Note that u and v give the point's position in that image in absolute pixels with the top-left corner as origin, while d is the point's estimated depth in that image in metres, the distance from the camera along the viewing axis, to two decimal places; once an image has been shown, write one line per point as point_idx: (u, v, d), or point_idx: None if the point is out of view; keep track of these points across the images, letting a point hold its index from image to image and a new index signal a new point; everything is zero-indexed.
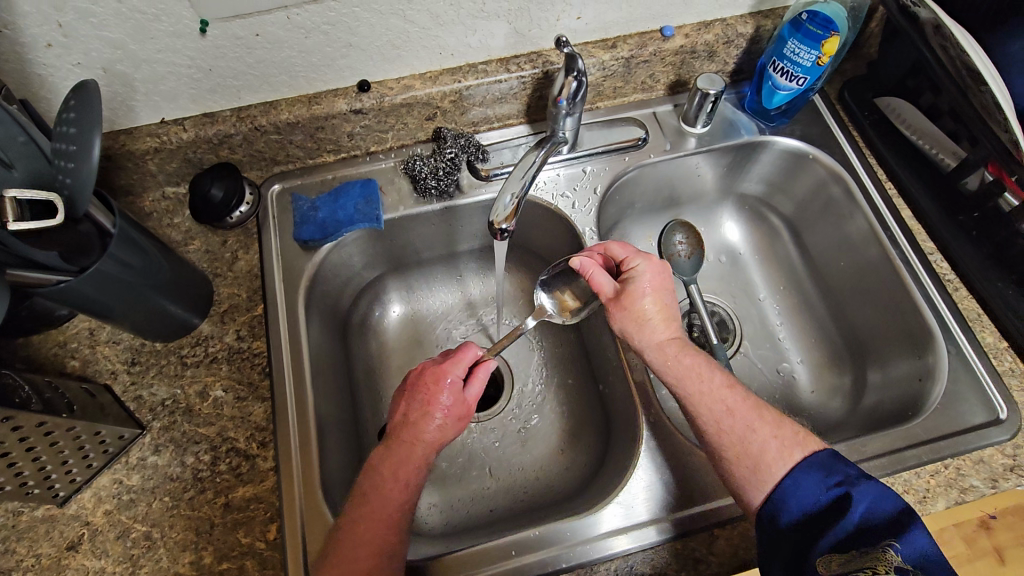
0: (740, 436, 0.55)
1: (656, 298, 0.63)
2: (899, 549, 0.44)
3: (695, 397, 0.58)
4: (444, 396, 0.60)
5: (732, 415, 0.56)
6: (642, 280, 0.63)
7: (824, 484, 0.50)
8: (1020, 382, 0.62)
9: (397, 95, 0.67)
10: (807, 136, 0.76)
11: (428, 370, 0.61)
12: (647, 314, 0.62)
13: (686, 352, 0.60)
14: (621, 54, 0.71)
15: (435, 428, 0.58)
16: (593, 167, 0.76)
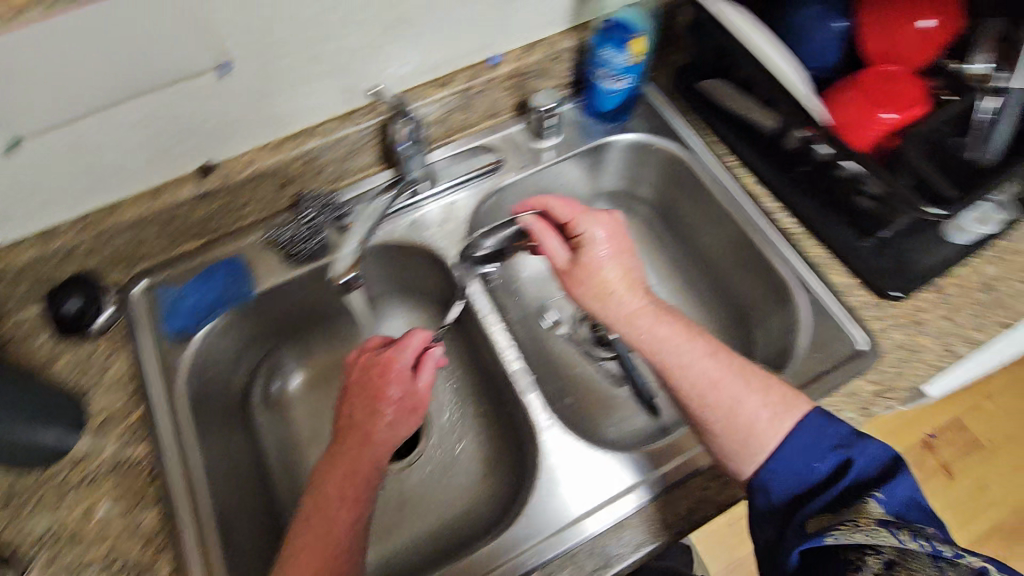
0: (728, 409, 0.60)
1: (614, 261, 0.69)
2: (881, 502, 0.52)
3: (676, 369, 0.63)
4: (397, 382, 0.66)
5: (716, 386, 0.61)
6: (597, 248, 0.69)
7: (821, 452, 0.56)
8: (875, 313, 0.67)
9: (243, 172, 0.68)
10: (649, 129, 0.82)
11: (370, 360, 0.67)
12: (611, 284, 0.68)
13: (660, 320, 0.65)
14: (456, 88, 0.73)
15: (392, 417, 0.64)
16: (456, 198, 0.78)
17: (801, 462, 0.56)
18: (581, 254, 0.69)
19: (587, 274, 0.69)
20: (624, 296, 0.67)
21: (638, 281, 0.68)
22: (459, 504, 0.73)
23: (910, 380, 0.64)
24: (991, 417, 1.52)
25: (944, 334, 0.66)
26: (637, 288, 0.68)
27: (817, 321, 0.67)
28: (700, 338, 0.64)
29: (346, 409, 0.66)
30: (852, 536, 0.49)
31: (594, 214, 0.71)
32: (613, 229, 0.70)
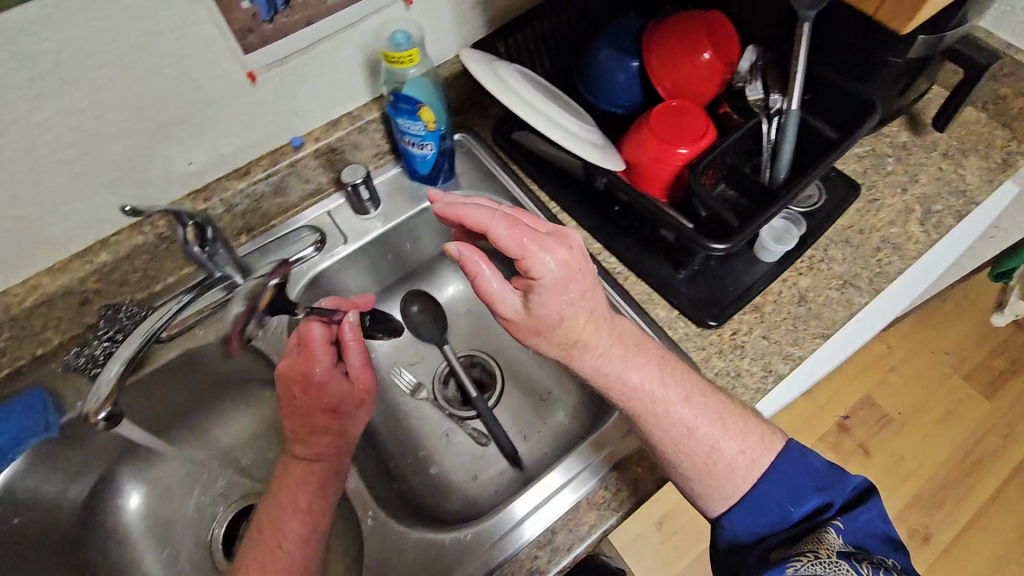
0: (704, 456, 0.60)
1: (580, 307, 0.57)
2: (841, 530, 0.58)
3: (649, 416, 0.60)
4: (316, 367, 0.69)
5: (695, 438, 0.60)
6: (549, 297, 0.56)
7: (798, 500, 0.60)
8: (697, 346, 0.68)
9: (26, 300, 0.64)
10: (474, 186, 0.82)
11: (294, 368, 0.69)
12: (575, 337, 0.58)
13: (635, 366, 0.60)
14: (258, 177, 0.71)
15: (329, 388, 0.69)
16: (271, 290, 0.75)
17: (776, 507, 0.60)
18: (534, 305, 0.56)
19: (552, 322, 0.57)
20: (577, 350, 0.59)
21: (599, 322, 0.59)
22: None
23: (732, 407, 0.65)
24: (896, 390, 1.57)
25: (763, 354, 0.68)
26: (598, 329, 0.59)
27: None
28: (671, 380, 0.61)
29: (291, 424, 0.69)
30: (814, 565, 0.54)
31: (543, 242, 0.56)
32: (569, 266, 0.56)
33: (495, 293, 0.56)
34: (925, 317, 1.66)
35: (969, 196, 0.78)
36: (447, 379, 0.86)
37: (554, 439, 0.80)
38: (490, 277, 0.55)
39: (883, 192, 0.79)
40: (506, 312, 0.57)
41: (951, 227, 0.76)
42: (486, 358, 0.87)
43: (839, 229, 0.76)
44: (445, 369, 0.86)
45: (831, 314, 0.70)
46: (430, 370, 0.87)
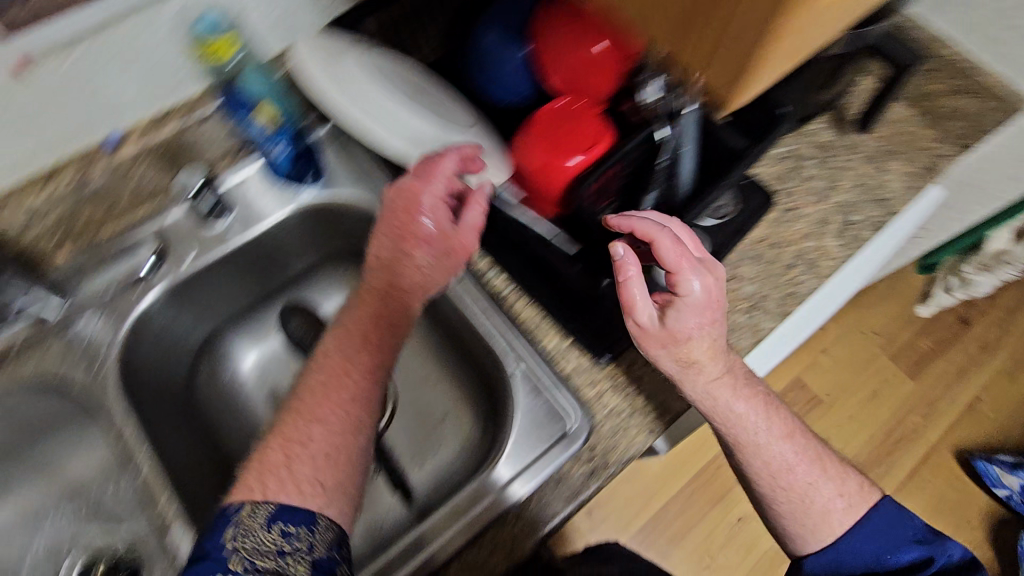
0: (802, 492, 0.59)
1: (711, 327, 0.54)
2: None
3: (748, 448, 0.59)
4: (429, 214, 0.56)
5: (792, 473, 0.59)
6: (683, 315, 0.53)
7: (892, 547, 0.59)
8: (586, 379, 0.62)
9: None
10: (347, 187, 0.71)
11: (409, 196, 0.56)
12: (698, 360, 0.54)
13: (740, 398, 0.57)
14: (67, 182, 0.62)
15: (427, 263, 0.57)
16: (96, 313, 0.63)
17: (873, 551, 0.59)
18: (670, 317, 0.53)
19: (667, 343, 0.53)
20: (706, 364, 0.55)
21: (724, 330, 0.55)
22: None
23: (623, 452, 0.59)
24: (823, 373, 1.58)
25: (660, 389, 0.61)
26: (722, 358, 0.56)
27: (533, 400, 0.60)
28: (775, 415, 0.60)
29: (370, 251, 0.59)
30: None
31: (697, 262, 0.53)
32: (713, 278, 0.54)
33: (633, 307, 0.52)
34: (856, 299, 1.66)
35: (888, 205, 0.73)
36: None
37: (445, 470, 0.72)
38: (637, 287, 0.51)
39: (799, 200, 0.73)
40: (634, 316, 0.53)
41: (867, 241, 0.71)
42: None
43: (750, 244, 0.69)
44: None
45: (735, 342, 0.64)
46: None
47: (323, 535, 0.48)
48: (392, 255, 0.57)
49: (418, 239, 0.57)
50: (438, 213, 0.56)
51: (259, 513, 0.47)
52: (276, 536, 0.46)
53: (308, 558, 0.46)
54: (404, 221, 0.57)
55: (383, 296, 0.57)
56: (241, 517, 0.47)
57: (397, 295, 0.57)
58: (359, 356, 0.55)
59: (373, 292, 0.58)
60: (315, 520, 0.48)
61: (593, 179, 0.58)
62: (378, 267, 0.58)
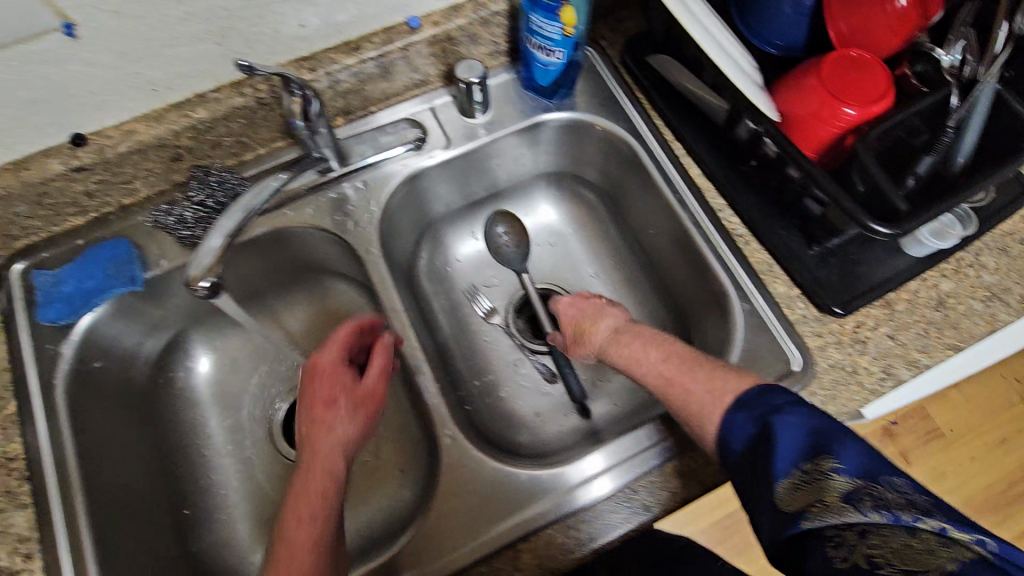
0: (700, 402, 0.51)
1: (626, 347, 0.61)
2: (839, 468, 0.40)
3: (675, 379, 0.55)
4: (340, 392, 0.60)
5: (676, 384, 0.54)
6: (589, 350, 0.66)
7: (749, 419, 0.47)
8: (813, 329, 0.62)
9: (119, 144, 0.61)
10: (592, 107, 0.73)
11: (325, 364, 0.62)
12: (591, 328, 0.66)
13: (655, 347, 0.59)
14: (367, 56, 0.65)
15: (346, 424, 0.59)
16: (365, 182, 0.70)
17: (765, 451, 0.44)
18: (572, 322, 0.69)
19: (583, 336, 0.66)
20: (648, 367, 0.58)
21: (674, 357, 0.57)
22: (375, 502, 0.72)
23: (841, 405, 0.60)
24: None
25: (885, 355, 0.61)
26: (669, 355, 0.57)
27: (752, 338, 0.62)
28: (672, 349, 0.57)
29: (327, 358, 0.62)
30: (819, 514, 0.38)
31: (603, 305, 0.67)
32: (595, 339, 0.65)
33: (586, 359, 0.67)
34: None
35: None
36: (521, 308, 0.83)
37: (628, 394, 0.76)
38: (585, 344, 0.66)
39: None
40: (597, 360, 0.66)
41: None
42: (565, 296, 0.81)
43: (996, 235, 0.67)
44: (519, 297, 0.83)
45: (969, 327, 0.62)
46: (506, 296, 0.83)
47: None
48: (315, 418, 0.58)
49: (332, 361, 0.62)
50: (373, 387, 0.62)
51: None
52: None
53: None
54: (320, 399, 0.60)
55: (309, 464, 0.55)
56: None
57: (329, 458, 0.56)
58: (304, 488, 0.53)
59: (326, 416, 0.58)
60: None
61: (879, 129, 0.57)
62: (310, 417, 0.59)
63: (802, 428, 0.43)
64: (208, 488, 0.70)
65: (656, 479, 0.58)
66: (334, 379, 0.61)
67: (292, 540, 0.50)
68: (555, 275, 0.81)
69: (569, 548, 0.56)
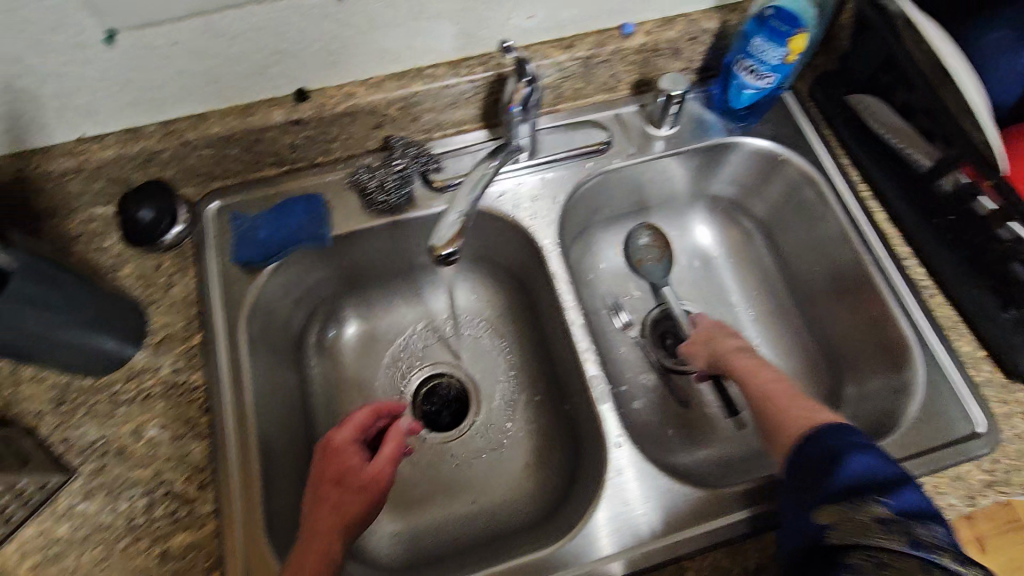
0: (792, 420, 0.52)
1: (742, 360, 0.62)
2: (886, 503, 0.41)
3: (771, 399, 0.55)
4: (351, 473, 0.56)
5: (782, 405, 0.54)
6: (700, 355, 0.67)
7: (842, 442, 0.46)
8: (998, 393, 0.60)
9: (338, 104, 0.62)
10: (778, 136, 0.73)
11: (333, 445, 0.58)
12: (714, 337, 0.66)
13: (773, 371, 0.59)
14: (578, 54, 0.66)
15: (351, 508, 0.54)
16: (552, 175, 0.70)
17: (822, 474, 0.45)
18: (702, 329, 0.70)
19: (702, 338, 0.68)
20: (756, 386, 0.58)
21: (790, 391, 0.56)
22: (461, 506, 0.70)
23: None
24: None
25: None
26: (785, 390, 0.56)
27: (933, 394, 0.60)
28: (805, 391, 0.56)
29: (338, 440, 0.59)
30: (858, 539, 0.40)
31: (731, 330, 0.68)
32: (707, 347, 0.66)
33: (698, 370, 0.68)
34: None
35: None
36: (657, 330, 0.79)
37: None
38: (699, 347, 0.68)
39: None
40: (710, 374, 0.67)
41: None
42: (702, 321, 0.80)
43: None
44: (657, 314, 0.81)
45: None
46: (645, 311, 0.81)
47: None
48: (317, 501, 0.54)
49: (345, 442, 0.59)
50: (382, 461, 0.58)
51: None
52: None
53: None
54: (326, 479, 0.56)
55: (306, 544, 0.51)
56: None
57: (332, 537, 0.51)
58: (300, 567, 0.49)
59: (325, 494, 0.54)
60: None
61: None
62: (316, 496, 0.54)
63: (866, 466, 0.43)
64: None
65: None
66: (343, 457, 0.57)
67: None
68: (698, 298, 0.80)
69: (735, 574, 0.54)
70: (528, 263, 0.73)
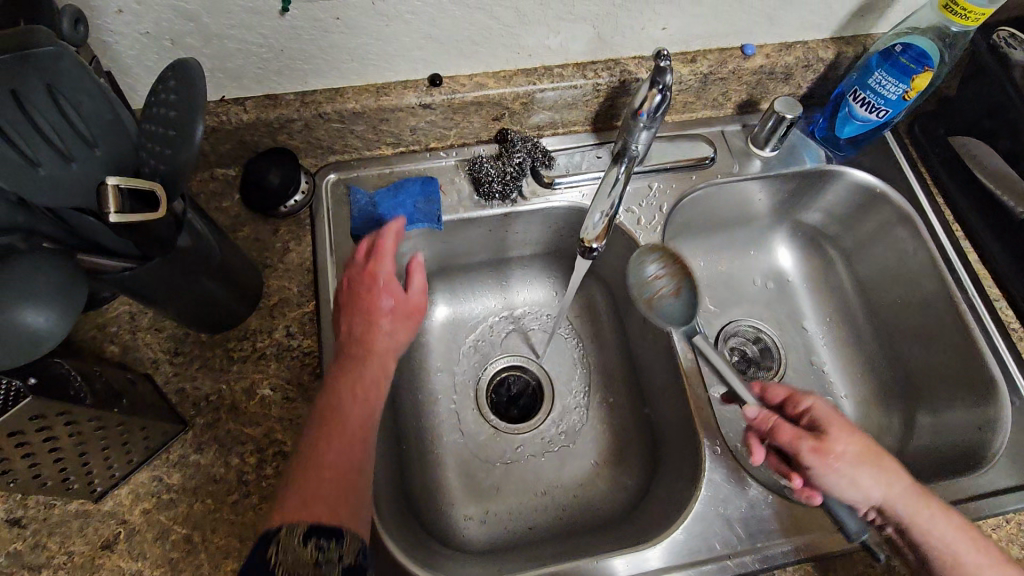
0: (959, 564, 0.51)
1: (946, 521, 0.52)
2: None
3: (934, 538, 0.52)
4: (381, 303, 0.58)
5: (947, 546, 0.51)
6: (872, 488, 0.54)
7: None
8: None
9: (469, 93, 0.64)
10: (875, 169, 0.75)
11: (361, 275, 0.59)
12: (859, 461, 0.54)
13: (930, 506, 0.53)
14: (700, 69, 0.68)
15: (381, 333, 0.58)
16: (660, 183, 0.73)
17: None
18: (825, 439, 0.55)
19: (846, 459, 0.54)
20: (967, 552, 0.51)
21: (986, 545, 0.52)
22: (532, 499, 0.70)
23: None
24: None
25: None
26: (982, 546, 0.52)
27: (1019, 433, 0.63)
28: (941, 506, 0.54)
29: (371, 266, 0.60)
30: None
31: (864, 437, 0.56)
32: (892, 488, 0.54)
33: (850, 497, 0.54)
34: None
35: None
36: (723, 344, 0.80)
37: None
38: (863, 471, 0.54)
39: None
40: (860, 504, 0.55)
41: None
42: (773, 342, 0.81)
43: None
44: (728, 330, 0.81)
45: None
46: (721, 327, 0.81)
47: (348, 548, 0.44)
48: (349, 325, 0.57)
49: (373, 278, 0.59)
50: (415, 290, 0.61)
51: (299, 531, 0.43)
52: (315, 551, 0.43)
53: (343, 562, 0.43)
54: (357, 303, 0.58)
55: (359, 372, 0.55)
56: (281, 542, 0.42)
57: (370, 360, 0.56)
58: (340, 392, 0.53)
59: (372, 331, 0.57)
60: (341, 535, 0.45)
61: None
62: (356, 323, 0.57)
63: None
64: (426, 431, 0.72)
65: None
66: (372, 282, 0.59)
67: (336, 423, 0.51)
68: (772, 317, 0.82)
69: None
70: (621, 266, 0.74)
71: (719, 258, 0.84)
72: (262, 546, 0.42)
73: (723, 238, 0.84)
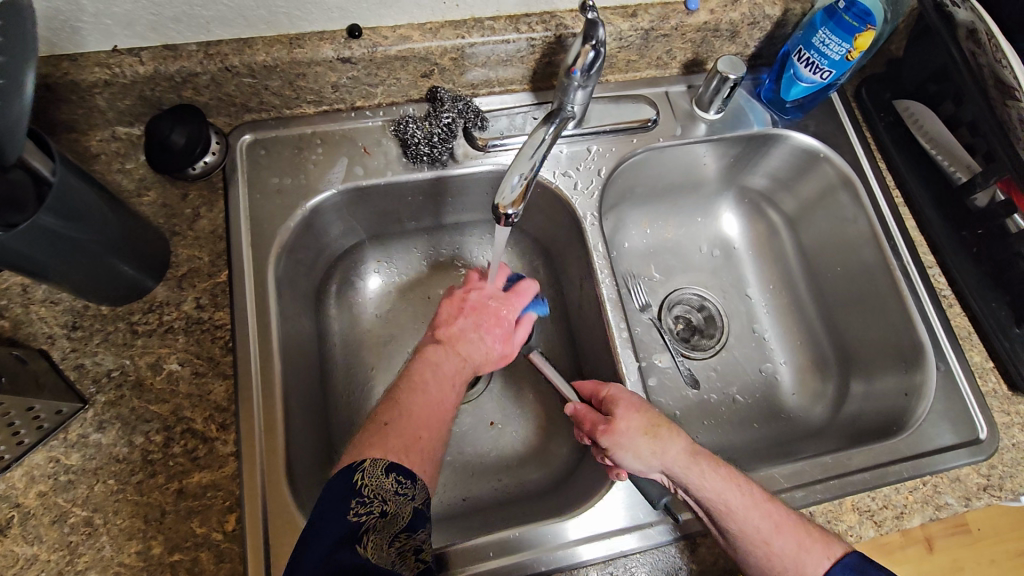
0: (760, 535, 0.50)
1: (721, 479, 0.52)
2: None
3: (726, 510, 0.51)
4: (497, 323, 0.62)
5: (733, 513, 0.51)
6: (652, 458, 0.54)
7: None
8: (1001, 404, 0.63)
9: (392, 46, 0.59)
10: (821, 134, 0.73)
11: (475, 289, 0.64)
12: (636, 433, 0.54)
13: (717, 474, 0.53)
14: (641, 24, 0.64)
15: (484, 350, 0.60)
16: (600, 147, 0.70)
17: None
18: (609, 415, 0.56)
19: (632, 432, 0.54)
20: (741, 506, 0.51)
21: (770, 506, 0.52)
22: (467, 470, 0.69)
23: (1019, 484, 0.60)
24: None
25: None
26: (768, 510, 0.51)
27: (946, 403, 0.63)
28: (733, 478, 0.52)
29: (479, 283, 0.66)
30: None
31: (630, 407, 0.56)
32: (668, 455, 0.54)
33: (638, 471, 0.54)
34: None
35: None
36: (667, 311, 0.79)
37: (768, 417, 0.73)
38: (643, 443, 0.54)
39: None
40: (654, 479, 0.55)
41: None
42: (717, 309, 0.80)
43: None
44: (671, 298, 0.80)
45: None
46: (663, 295, 0.80)
47: (422, 494, 0.46)
48: (463, 326, 0.61)
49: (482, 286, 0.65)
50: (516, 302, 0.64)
51: (383, 463, 0.46)
52: (395, 486, 0.45)
53: (411, 505, 0.45)
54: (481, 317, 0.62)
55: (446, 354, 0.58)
56: (371, 476, 0.45)
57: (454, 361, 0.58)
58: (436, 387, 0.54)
59: (482, 315, 0.62)
60: (417, 479, 0.47)
61: None
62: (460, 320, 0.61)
63: None
64: (355, 404, 0.69)
65: (834, 510, 0.57)
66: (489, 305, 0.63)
67: (422, 413, 0.52)
68: (716, 285, 0.81)
69: None
70: (560, 234, 0.72)
71: (664, 222, 0.82)
72: (349, 476, 0.45)
73: (671, 204, 0.81)
